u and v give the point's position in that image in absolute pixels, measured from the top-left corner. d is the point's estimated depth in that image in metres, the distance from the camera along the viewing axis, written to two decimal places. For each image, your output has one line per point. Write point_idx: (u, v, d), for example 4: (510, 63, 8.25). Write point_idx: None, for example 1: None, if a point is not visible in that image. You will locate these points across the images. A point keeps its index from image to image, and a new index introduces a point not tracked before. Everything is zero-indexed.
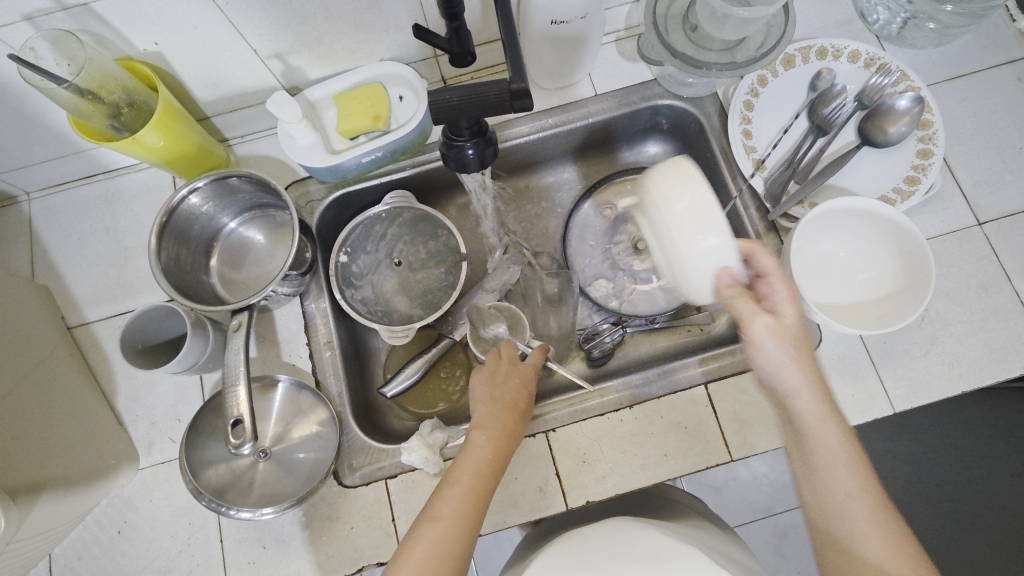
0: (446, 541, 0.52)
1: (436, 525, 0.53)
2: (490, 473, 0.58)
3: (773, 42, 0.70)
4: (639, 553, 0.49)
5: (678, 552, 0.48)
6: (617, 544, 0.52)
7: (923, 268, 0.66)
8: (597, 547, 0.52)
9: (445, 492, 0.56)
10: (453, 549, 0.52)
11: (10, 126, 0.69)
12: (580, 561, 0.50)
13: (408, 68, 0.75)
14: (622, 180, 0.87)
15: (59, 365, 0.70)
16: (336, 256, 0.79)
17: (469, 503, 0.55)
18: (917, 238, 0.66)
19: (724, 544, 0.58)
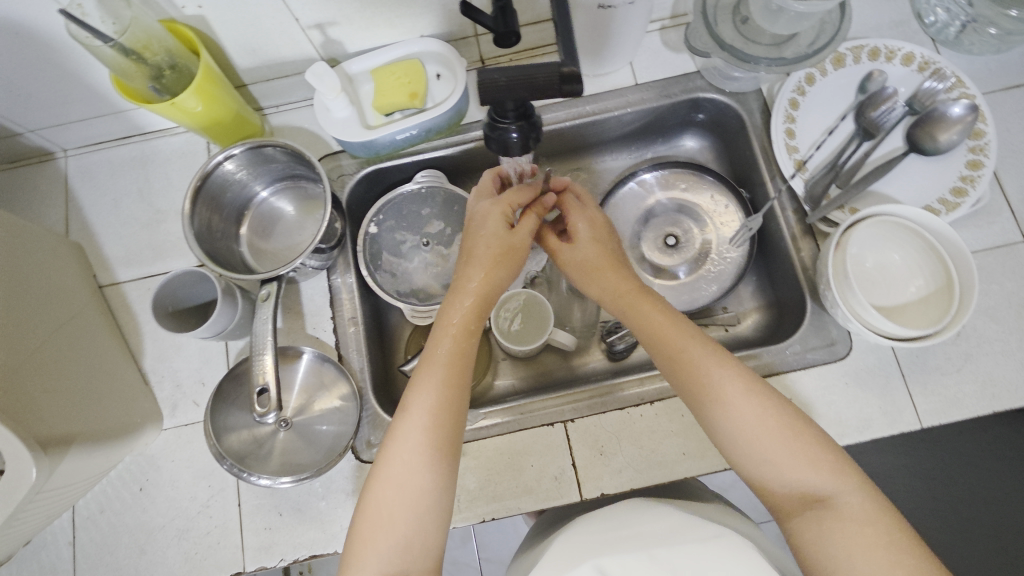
0: (418, 453, 0.52)
1: (404, 440, 0.53)
2: (455, 374, 0.56)
3: (826, 39, 0.67)
4: (659, 539, 0.49)
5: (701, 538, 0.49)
6: (633, 526, 0.52)
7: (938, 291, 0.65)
8: (614, 533, 0.52)
9: (406, 408, 0.55)
10: (427, 456, 0.52)
11: (52, 81, 0.69)
12: (598, 546, 0.50)
13: (449, 45, 0.74)
14: (656, 173, 0.86)
15: (89, 322, 0.71)
16: (365, 227, 0.79)
17: (433, 412, 0.54)
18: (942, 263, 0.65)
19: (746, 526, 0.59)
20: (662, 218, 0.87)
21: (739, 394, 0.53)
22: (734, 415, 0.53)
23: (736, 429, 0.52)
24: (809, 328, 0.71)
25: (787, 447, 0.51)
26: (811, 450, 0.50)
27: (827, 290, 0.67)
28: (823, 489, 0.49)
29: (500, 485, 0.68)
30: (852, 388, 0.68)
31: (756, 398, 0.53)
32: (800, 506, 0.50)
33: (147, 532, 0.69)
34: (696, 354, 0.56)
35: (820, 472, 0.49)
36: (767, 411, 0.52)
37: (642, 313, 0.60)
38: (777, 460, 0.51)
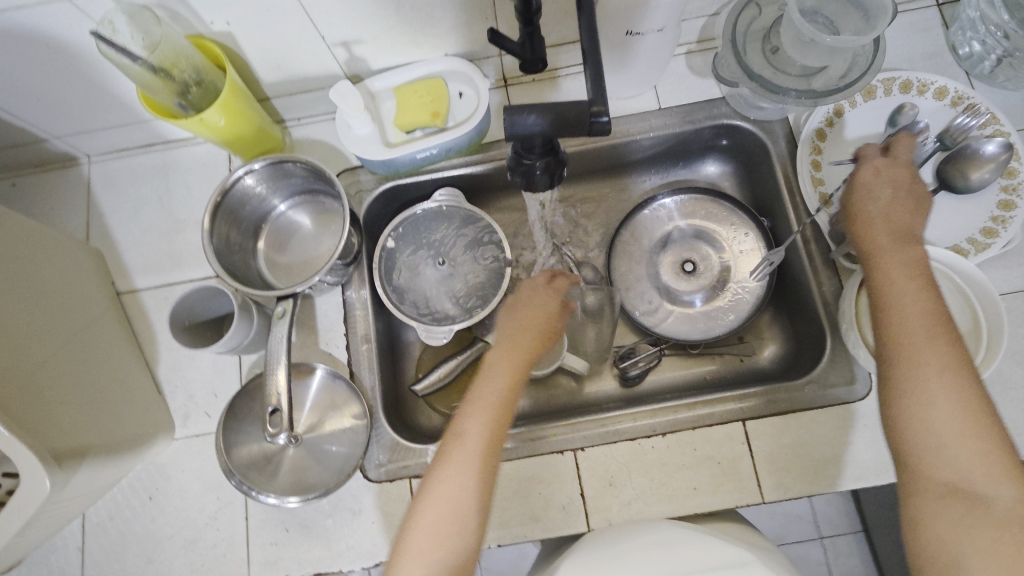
0: (470, 478, 0.52)
1: (459, 465, 0.53)
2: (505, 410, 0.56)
3: (858, 72, 0.66)
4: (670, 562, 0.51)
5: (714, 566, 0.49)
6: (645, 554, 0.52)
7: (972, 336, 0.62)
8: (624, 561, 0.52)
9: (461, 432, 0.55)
10: (478, 484, 0.52)
11: (80, 91, 0.70)
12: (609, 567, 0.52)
13: (473, 65, 0.74)
14: (675, 198, 0.85)
15: (107, 330, 0.72)
16: (383, 241, 0.78)
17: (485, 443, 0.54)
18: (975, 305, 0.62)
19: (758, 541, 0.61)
20: (679, 244, 0.86)
21: (937, 364, 0.48)
22: (929, 380, 0.47)
23: (932, 397, 0.47)
24: (828, 365, 0.70)
25: (974, 436, 0.45)
26: (999, 459, 0.44)
27: (849, 331, 0.65)
28: (989, 489, 0.44)
29: (506, 511, 0.68)
30: (870, 430, 0.67)
31: (959, 380, 0.47)
32: (950, 492, 0.45)
33: (154, 542, 0.69)
34: (907, 308, 0.51)
35: (1000, 474, 0.44)
36: (970, 399, 0.46)
37: (900, 274, 0.53)
38: (957, 432, 0.46)
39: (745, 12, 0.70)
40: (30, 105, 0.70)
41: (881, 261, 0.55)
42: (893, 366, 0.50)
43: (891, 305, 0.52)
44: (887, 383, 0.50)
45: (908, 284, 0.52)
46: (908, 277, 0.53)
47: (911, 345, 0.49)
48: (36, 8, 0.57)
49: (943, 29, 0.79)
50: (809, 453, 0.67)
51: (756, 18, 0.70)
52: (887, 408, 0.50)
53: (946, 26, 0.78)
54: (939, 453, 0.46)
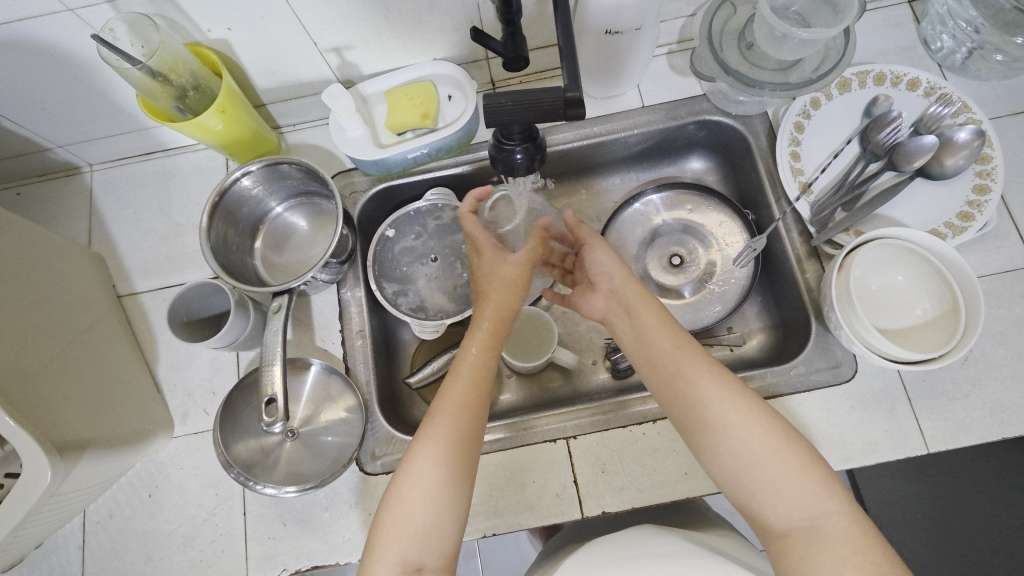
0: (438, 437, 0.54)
1: (432, 435, 0.54)
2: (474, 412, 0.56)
3: (830, 65, 0.69)
4: (663, 556, 0.51)
5: (693, 554, 0.50)
6: (636, 548, 0.54)
7: (949, 318, 0.64)
8: (611, 556, 0.54)
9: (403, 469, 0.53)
10: (443, 477, 0.52)
11: (82, 100, 0.72)
12: (612, 564, 0.52)
13: (461, 69, 0.77)
14: (662, 194, 0.87)
15: (107, 330, 0.73)
16: (382, 229, 0.82)
17: (449, 433, 0.54)
18: (951, 289, 0.63)
19: (739, 547, 0.60)
20: (666, 238, 0.88)
21: (727, 401, 0.53)
22: (732, 421, 0.52)
23: (751, 459, 0.50)
24: (814, 350, 0.71)
25: (791, 469, 0.49)
26: (815, 482, 0.48)
27: (830, 312, 0.66)
28: (816, 508, 0.48)
29: (501, 500, 0.68)
30: (857, 411, 0.68)
31: (747, 410, 0.52)
32: (791, 526, 0.48)
33: (153, 539, 0.70)
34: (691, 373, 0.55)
35: (815, 490, 0.48)
36: (764, 421, 0.51)
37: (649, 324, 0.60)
38: (769, 451, 0.50)
39: (721, 11, 0.74)
40: (33, 114, 0.73)
41: (648, 334, 0.59)
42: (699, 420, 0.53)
43: (693, 400, 0.54)
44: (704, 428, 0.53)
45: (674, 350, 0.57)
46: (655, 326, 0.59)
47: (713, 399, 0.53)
48: (41, 20, 0.60)
49: (915, 24, 0.81)
50: None
51: (731, 16, 0.74)
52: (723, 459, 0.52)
53: (918, 21, 0.81)
54: (774, 490, 0.49)
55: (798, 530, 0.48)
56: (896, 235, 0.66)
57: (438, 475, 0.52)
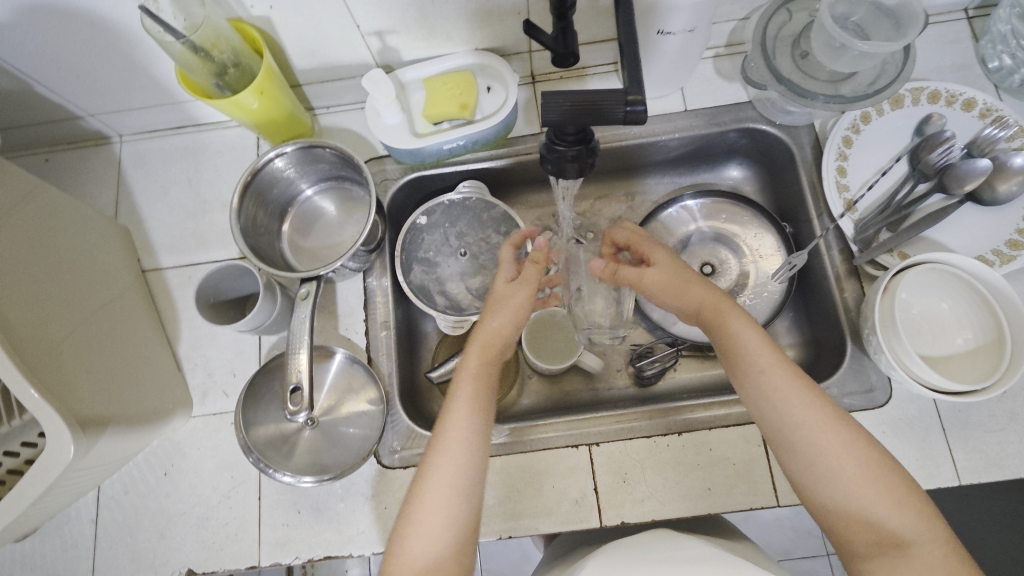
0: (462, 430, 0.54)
1: (456, 435, 0.54)
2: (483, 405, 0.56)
3: (887, 80, 0.67)
4: (682, 558, 0.50)
5: (712, 557, 0.50)
6: (652, 550, 0.53)
7: (993, 349, 0.62)
8: (627, 556, 0.53)
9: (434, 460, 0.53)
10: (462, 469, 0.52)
11: (118, 69, 0.71)
12: (631, 564, 0.51)
13: (503, 61, 0.75)
14: (699, 200, 0.85)
15: (130, 305, 0.72)
16: (415, 216, 0.79)
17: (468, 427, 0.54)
18: (999, 320, 0.61)
19: (753, 552, 0.59)
20: (699, 246, 0.86)
21: (823, 421, 0.51)
22: (825, 442, 0.50)
23: (843, 483, 0.49)
24: (847, 371, 0.69)
25: (879, 492, 0.48)
26: (908, 509, 0.47)
27: (871, 335, 0.65)
28: (906, 534, 0.47)
29: (519, 503, 0.68)
30: (889, 438, 0.66)
31: (844, 432, 0.50)
32: (879, 548, 0.47)
33: (167, 517, 0.70)
34: (782, 391, 0.53)
35: (908, 515, 0.47)
36: (859, 443, 0.50)
37: (742, 335, 0.57)
38: (861, 474, 0.48)
39: (775, 17, 0.71)
40: (68, 82, 0.72)
41: (742, 345, 0.56)
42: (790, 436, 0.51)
43: (779, 415, 0.52)
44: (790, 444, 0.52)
45: (771, 365, 0.54)
46: (751, 336, 0.56)
47: (807, 417, 0.51)
48: None
49: (972, 41, 0.79)
50: None
51: (785, 23, 0.71)
52: (809, 478, 0.50)
53: (977, 39, 0.78)
54: (862, 513, 0.48)
55: (881, 551, 0.47)
56: (944, 259, 0.64)
57: (460, 470, 0.52)
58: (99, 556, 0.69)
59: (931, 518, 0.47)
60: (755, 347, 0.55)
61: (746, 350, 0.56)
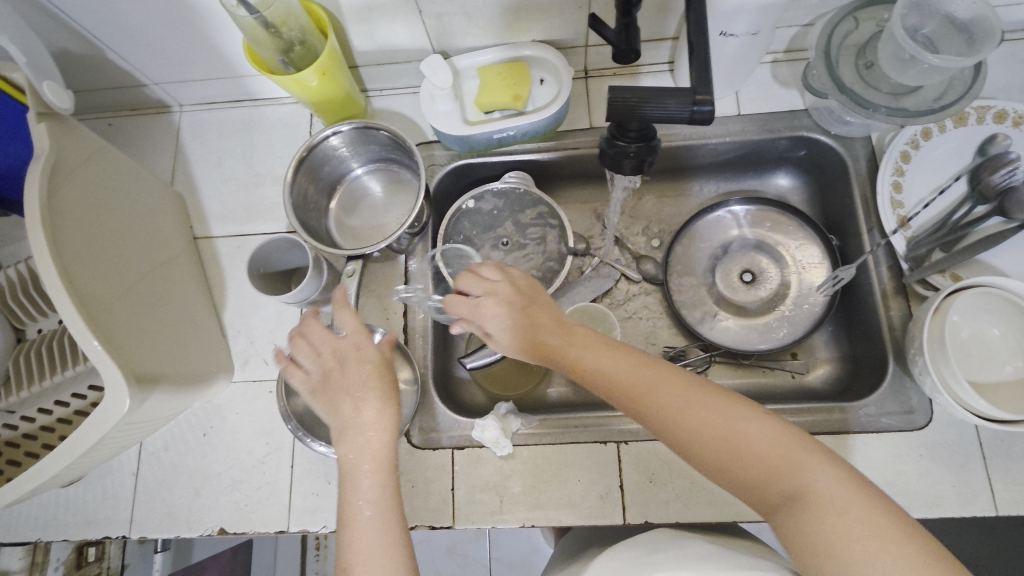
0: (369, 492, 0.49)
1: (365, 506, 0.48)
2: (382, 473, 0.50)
3: (955, 96, 0.65)
4: (697, 558, 0.49)
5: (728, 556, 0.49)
6: (664, 548, 0.52)
7: None
8: (639, 553, 0.52)
9: (353, 550, 0.46)
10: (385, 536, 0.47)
11: (185, 41, 0.73)
12: (644, 559, 0.50)
13: (559, 54, 0.75)
14: (746, 207, 0.84)
15: (182, 269, 0.75)
16: (462, 201, 0.81)
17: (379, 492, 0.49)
18: None
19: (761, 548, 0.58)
20: (740, 253, 0.85)
21: (689, 402, 0.48)
22: (709, 424, 0.47)
23: (738, 459, 0.45)
24: (887, 391, 0.68)
25: (775, 449, 0.45)
26: (789, 453, 0.44)
27: (917, 356, 0.63)
28: (809, 483, 0.43)
29: (544, 493, 0.68)
30: (926, 461, 0.65)
31: (710, 409, 0.47)
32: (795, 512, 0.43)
33: (203, 477, 0.72)
34: (665, 386, 0.50)
35: (805, 464, 0.44)
36: (736, 409, 0.47)
37: (597, 350, 0.54)
38: (751, 444, 0.45)
39: (841, 25, 0.70)
40: (138, 50, 0.74)
41: (603, 357, 0.53)
42: (679, 437, 0.48)
43: (663, 412, 0.49)
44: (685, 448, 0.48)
45: (645, 368, 0.51)
46: (601, 344, 0.54)
47: (687, 404, 0.48)
48: None
49: None
50: None
51: (851, 31, 0.70)
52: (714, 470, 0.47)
53: None
54: (770, 482, 0.44)
55: (791, 506, 0.43)
56: (1001, 285, 0.62)
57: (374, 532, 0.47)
58: (137, 508, 0.72)
59: (822, 460, 0.44)
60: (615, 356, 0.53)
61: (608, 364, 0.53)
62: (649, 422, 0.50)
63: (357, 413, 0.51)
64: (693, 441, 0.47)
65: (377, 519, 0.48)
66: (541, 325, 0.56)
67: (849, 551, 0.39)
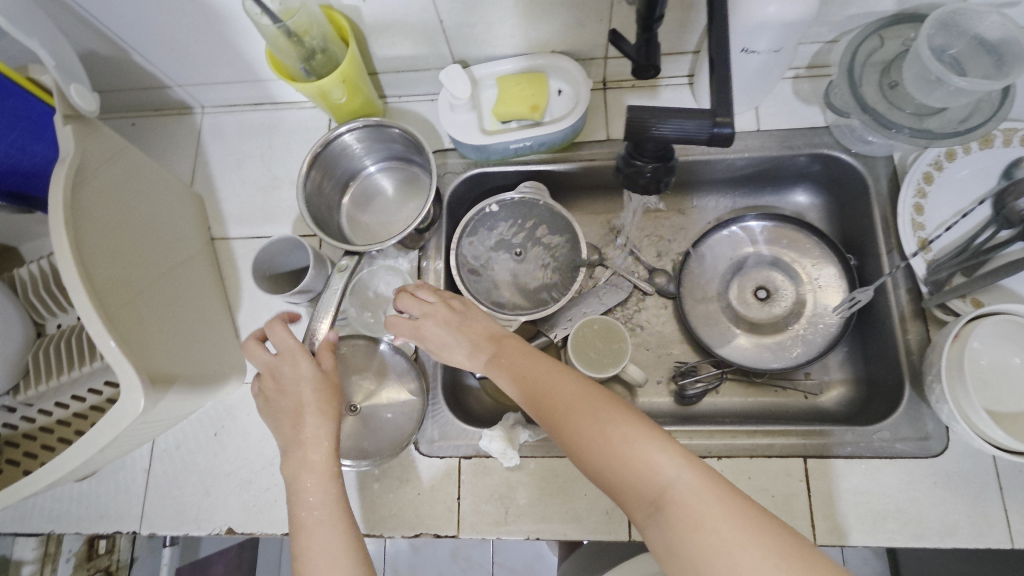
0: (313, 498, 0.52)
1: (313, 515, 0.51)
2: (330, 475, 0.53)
3: (981, 119, 0.64)
4: None
5: None
6: None
7: None
8: None
9: (305, 551, 0.49)
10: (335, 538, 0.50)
11: (208, 45, 0.74)
12: None
13: (578, 65, 0.75)
14: (762, 223, 0.83)
15: (198, 270, 0.76)
16: (485, 203, 0.81)
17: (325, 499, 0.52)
18: None
19: None
20: (755, 269, 0.84)
21: (568, 398, 0.50)
22: (581, 421, 0.48)
23: (600, 454, 0.46)
24: (902, 416, 0.67)
25: (632, 443, 0.46)
26: (647, 448, 0.45)
27: (935, 383, 0.62)
28: (663, 478, 0.44)
29: (549, 506, 0.68)
30: (939, 490, 0.64)
31: (586, 406, 0.49)
32: (649, 508, 0.44)
33: (213, 476, 0.73)
34: (556, 384, 0.52)
35: (656, 457, 0.44)
36: (607, 405, 0.49)
37: (508, 353, 0.57)
38: (612, 438, 0.46)
39: (866, 43, 0.69)
40: (162, 53, 0.76)
41: (509, 362, 0.56)
42: (559, 434, 0.50)
43: (547, 409, 0.51)
44: (563, 443, 0.49)
45: (540, 369, 0.54)
46: (509, 348, 0.57)
47: (565, 400, 0.50)
48: None
49: None
50: (870, 502, 0.64)
51: (876, 50, 0.69)
52: (585, 465, 0.48)
53: None
54: (628, 477, 0.45)
55: (657, 514, 0.43)
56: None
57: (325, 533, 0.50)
58: (148, 505, 0.73)
59: (678, 455, 0.44)
60: (520, 359, 0.55)
61: (513, 366, 0.55)
62: (552, 429, 0.50)
63: (299, 428, 0.55)
64: (567, 437, 0.49)
65: (326, 516, 0.51)
66: (478, 341, 0.59)
67: (705, 561, 0.40)
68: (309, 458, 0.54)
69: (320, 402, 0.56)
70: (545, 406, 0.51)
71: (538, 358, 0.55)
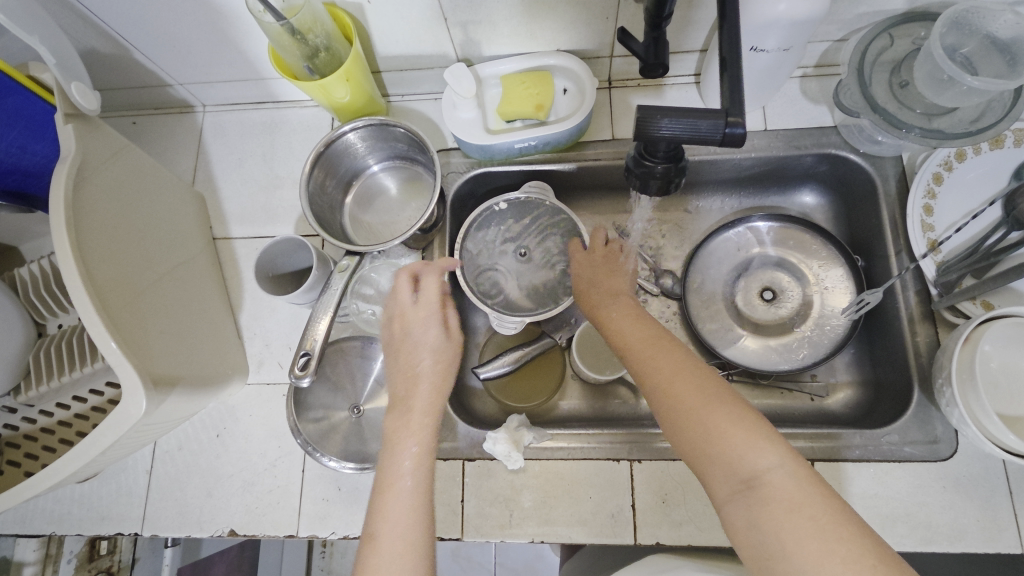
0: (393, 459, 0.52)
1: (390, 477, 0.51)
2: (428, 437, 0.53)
3: (993, 119, 0.63)
4: None
5: None
6: None
7: None
8: None
9: (379, 511, 0.49)
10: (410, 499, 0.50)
11: (211, 43, 0.74)
12: None
13: (583, 63, 0.74)
14: (769, 224, 0.82)
15: (199, 269, 0.75)
16: (494, 202, 0.79)
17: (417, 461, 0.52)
18: None
19: None
20: (761, 270, 0.83)
21: (674, 370, 0.52)
22: (689, 394, 0.50)
23: (703, 427, 0.47)
24: (910, 419, 0.66)
25: (737, 425, 0.46)
26: (749, 432, 0.46)
27: (945, 386, 0.62)
28: (760, 463, 0.44)
29: (554, 509, 0.68)
30: (948, 493, 0.63)
31: (692, 382, 0.50)
32: (739, 487, 0.45)
33: (215, 478, 0.73)
34: (664, 357, 0.53)
35: (757, 442, 0.45)
36: (715, 385, 0.50)
37: (622, 323, 0.60)
38: (718, 414, 0.48)
39: (875, 42, 0.68)
40: (164, 51, 0.75)
41: (625, 330, 0.59)
42: (659, 404, 0.51)
43: (652, 379, 0.52)
44: (662, 412, 0.51)
45: (648, 341, 0.56)
46: (626, 319, 0.60)
47: (670, 371, 0.52)
48: None
49: None
50: (878, 506, 0.64)
51: (886, 48, 0.68)
52: (680, 435, 0.49)
53: None
54: (722, 455, 0.46)
55: (747, 493, 0.44)
56: None
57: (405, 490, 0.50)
58: (150, 507, 0.72)
59: (783, 447, 0.45)
60: (633, 330, 0.58)
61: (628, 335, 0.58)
62: (652, 398, 0.52)
63: (413, 392, 0.56)
64: (668, 407, 0.50)
65: (409, 483, 0.51)
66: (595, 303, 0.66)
67: (794, 542, 0.41)
68: (408, 422, 0.54)
69: (447, 358, 0.60)
70: (651, 375, 0.53)
71: (650, 330, 0.58)
